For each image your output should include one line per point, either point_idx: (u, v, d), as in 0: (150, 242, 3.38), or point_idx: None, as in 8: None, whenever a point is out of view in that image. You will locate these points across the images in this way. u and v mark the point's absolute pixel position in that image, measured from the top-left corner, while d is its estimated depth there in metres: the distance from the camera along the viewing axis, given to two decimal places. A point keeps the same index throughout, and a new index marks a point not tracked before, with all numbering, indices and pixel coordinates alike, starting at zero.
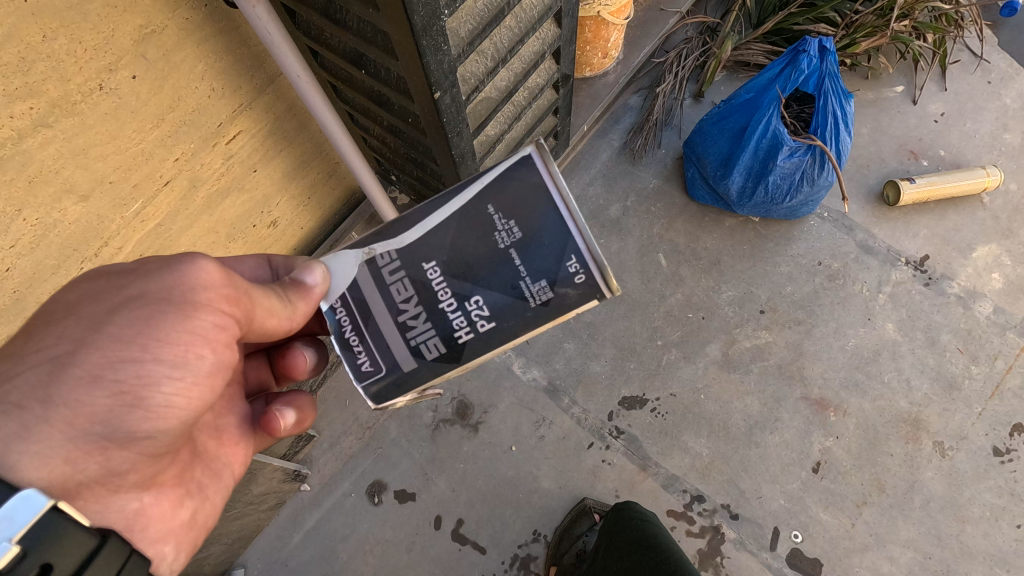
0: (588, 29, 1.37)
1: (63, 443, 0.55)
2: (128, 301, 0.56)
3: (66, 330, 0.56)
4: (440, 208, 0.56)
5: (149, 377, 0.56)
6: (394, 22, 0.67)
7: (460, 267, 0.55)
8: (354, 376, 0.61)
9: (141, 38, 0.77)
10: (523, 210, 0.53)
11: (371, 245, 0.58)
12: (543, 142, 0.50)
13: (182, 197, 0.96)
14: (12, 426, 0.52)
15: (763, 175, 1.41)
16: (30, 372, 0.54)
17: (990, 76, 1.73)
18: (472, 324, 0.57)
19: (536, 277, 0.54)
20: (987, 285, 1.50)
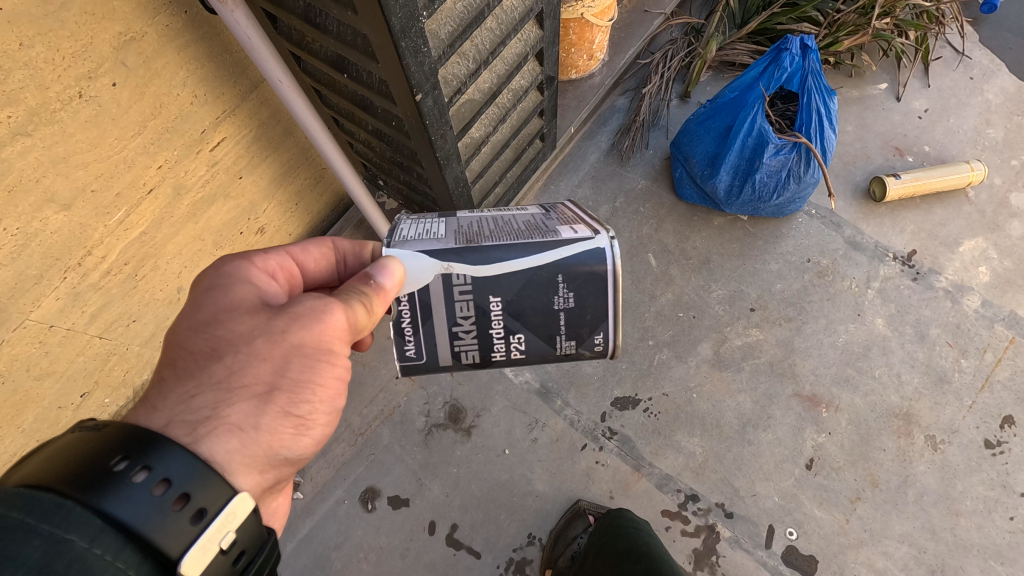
0: (573, 31, 1.38)
1: (264, 460, 0.58)
2: (303, 349, 0.60)
3: (253, 366, 0.58)
4: (519, 258, 0.66)
5: (316, 414, 0.62)
6: (373, 26, 0.67)
7: (518, 311, 0.68)
8: (397, 357, 0.70)
9: (120, 45, 0.77)
10: (581, 288, 0.68)
11: (451, 263, 0.65)
12: (618, 250, 0.65)
13: (166, 205, 0.96)
14: (233, 444, 0.56)
15: (749, 173, 1.42)
16: (236, 401, 0.57)
17: (972, 72, 1.74)
18: (509, 351, 0.71)
19: (569, 336, 0.71)
20: (975, 279, 1.51)
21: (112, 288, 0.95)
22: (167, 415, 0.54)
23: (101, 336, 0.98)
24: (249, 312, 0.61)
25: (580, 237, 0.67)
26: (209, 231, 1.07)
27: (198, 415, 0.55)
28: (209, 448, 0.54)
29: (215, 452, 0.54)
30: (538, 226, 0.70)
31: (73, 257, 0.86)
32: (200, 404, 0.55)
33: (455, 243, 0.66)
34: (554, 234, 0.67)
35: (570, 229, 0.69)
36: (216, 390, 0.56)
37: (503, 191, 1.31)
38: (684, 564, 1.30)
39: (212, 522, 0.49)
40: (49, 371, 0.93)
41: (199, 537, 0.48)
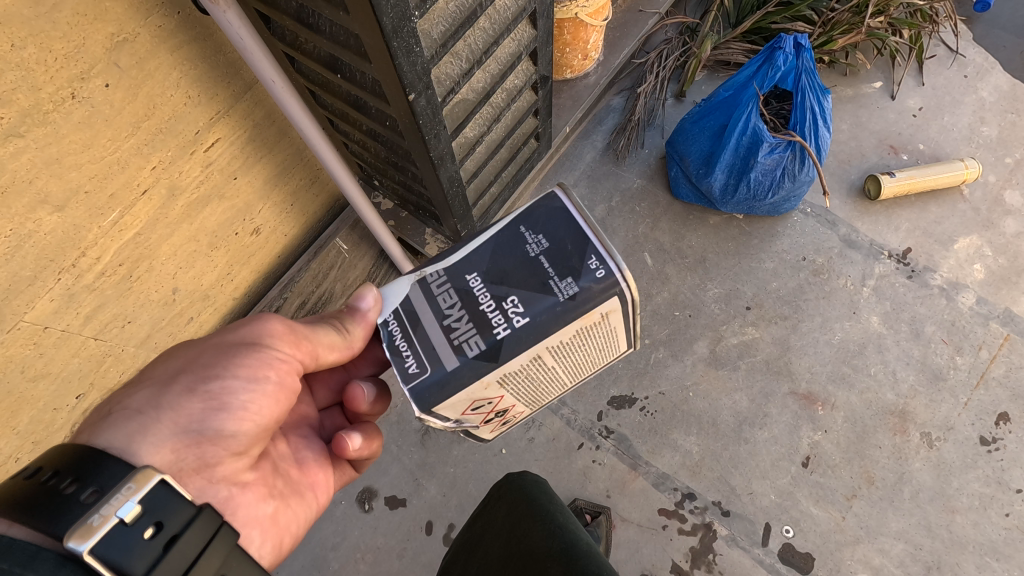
0: (567, 31, 1.38)
1: (170, 437, 0.62)
2: (219, 341, 0.69)
3: (167, 364, 0.68)
4: (479, 232, 0.63)
5: (229, 392, 0.65)
6: (364, 26, 0.67)
7: (498, 273, 0.60)
8: (400, 379, 0.59)
9: (113, 46, 0.77)
10: (549, 222, 0.59)
11: (421, 267, 0.64)
12: (562, 180, 0.60)
13: (161, 206, 0.96)
14: (132, 426, 0.60)
15: (744, 172, 1.42)
16: (142, 391, 0.64)
17: (966, 70, 1.75)
18: (511, 322, 0.58)
19: (562, 274, 0.57)
20: (969, 276, 1.51)
21: (107, 289, 0.95)
22: (79, 429, 0.60)
23: (96, 337, 0.98)
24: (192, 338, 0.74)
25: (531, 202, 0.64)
26: (204, 232, 1.07)
27: (103, 411, 0.62)
28: (105, 433, 0.58)
29: (112, 438, 0.58)
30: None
31: (68, 258, 0.86)
32: (107, 403, 0.63)
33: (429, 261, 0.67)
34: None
35: None
36: (128, 390, 0.65)
37: (498, 191, 1.32)
38: (681, 562, 1.30)
39: (109, 495, 0.50)
40: (44, 373, 0.93)
41: (92, 510, 0.48)
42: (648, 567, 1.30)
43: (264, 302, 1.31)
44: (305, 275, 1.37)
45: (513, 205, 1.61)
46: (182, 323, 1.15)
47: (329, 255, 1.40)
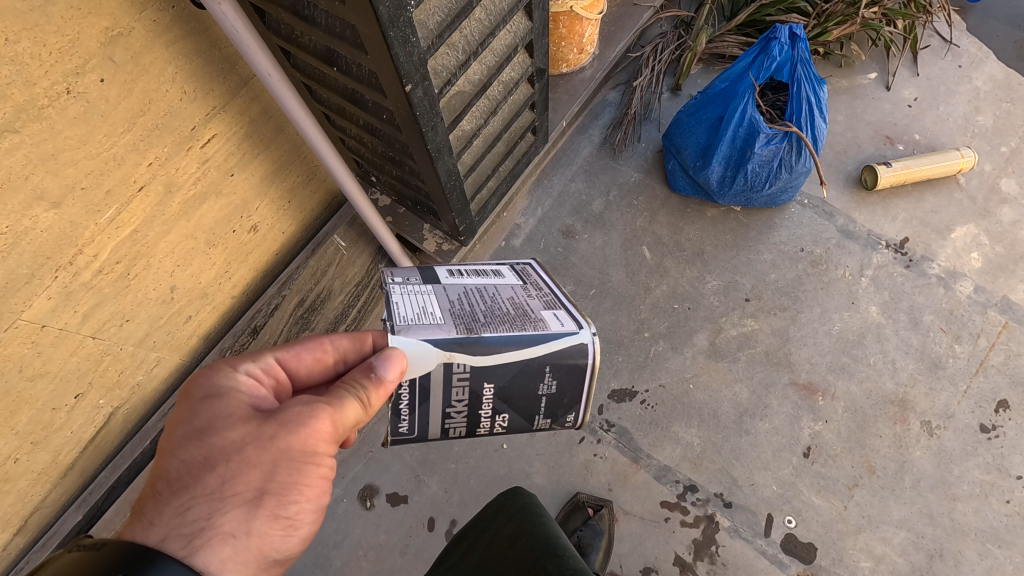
0: (562, 25, 1.38)
1: (252, 562, 0.58)
2: (291, 454, 0.60)
3: (244, 473, 0.58)
4: (516, 349, 0.65)
5: (305, 514, 0.62)
6: (360, 16, 0.67)
7: (508, 396, 0.69)
8: (389, 434, 0.68)
9: (107, 41, 0.77)
10: (567, 375, 0.70)
11: (452, 352, 0.63)
12: (600, 342, 0.68)
13: (158, 203, 0.96)
14: (226, 554, 0.56)
15: (741, 163, 1.42)
16: (227, 511, 0.57)
17: (960, 60, 1.76)
18: (492, 427, 0.73)
19: (546, 415, 0.73)
20: (967, 265, 1.51)
21: (105, 287, 0.94)
22: (158, 537, 0.54)
23: (94, 336, 0.97)
24: (241, 418, 0.61)
25: (564, 330, 0.68)
26: (202, 229, 1.07)
27: (193, 527, 0.55)
28: (203, 559, 0.55)
29: (209, 561, 0.55)
30: (525, 311, 0.71)
31: (65, 256, 0.86)
32: (189, 519, 0.55)
33: (455, 331, 0.65)
34: (542, 325, 0.68)
35: (556, 319, 0.70)
36: (208, 501, 0.57)
37: (496, 185, 1.31)
38: (684, 555, 1.29)
39: None
40: (42, 372, 0.92)
41: None
42: (651, 560, 1.30)
43: (263, 300, 1.31)
44: (303, 272, 1.37)
45: (511, 200, 1.61)
46: (180, 322, 1.15)
47: (327, 251, 1.41)
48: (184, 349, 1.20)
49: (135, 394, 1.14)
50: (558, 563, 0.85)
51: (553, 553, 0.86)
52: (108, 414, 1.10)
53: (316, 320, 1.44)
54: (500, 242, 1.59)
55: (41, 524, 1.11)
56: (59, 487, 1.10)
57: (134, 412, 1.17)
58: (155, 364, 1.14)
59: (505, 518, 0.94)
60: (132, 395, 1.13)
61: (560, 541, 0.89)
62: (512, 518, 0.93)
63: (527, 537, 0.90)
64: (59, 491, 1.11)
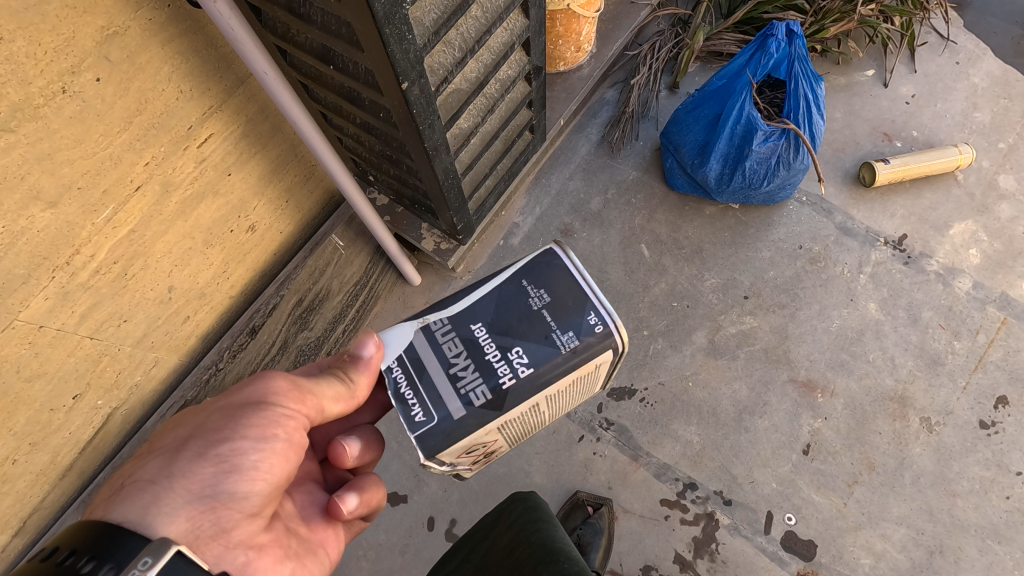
0: (560, 23, 1.38)
1: (183, 505, 0.61)
2: (229, 404, 0.68)
3: (182, 428, 0.68)
4: (482, 286, 0.67)
5: (241, 454, 0.65)
6: (355, 13, 0.67)
7: (503, 325, 0.65)
8: (405, 425, 0.62)
9: (102, 39, 0.77)
10: (550, 278, 0.66)
11: (426, 315, 0.67)
12: (559, 238, 0.67)
13: (155, 203, 0.96)
14: (147, 497, 0.60)
15: (739, 161, 1.42)
16: (155, 460, 0.65)
17: (957, 57, 1.76)
18: (516, 372, 0.63)
19: (563, 329, 0.64)
20: (965, 261, 1.51)
21: (102, 287, 0.94)
22: (98, 502, 0.61)
23: (92, 337, 0.97)
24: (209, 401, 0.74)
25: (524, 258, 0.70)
26: (199, 229, 1.07)
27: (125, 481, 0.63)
28: (119, 511, 0.58)
29: (127, 511, 0.58)
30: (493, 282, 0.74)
31: (61, 256, 0.86)
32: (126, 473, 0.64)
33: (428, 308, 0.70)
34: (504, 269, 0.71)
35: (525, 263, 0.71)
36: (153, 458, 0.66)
37: (494, 183, 1.31)
38: (684, 553, 1.29)
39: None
40: (40, 372, 0.91)
41: None
42: (651, 558, 1.29)
43: (261, 300, 1.31)
44: (302, 271, 1.36)
45: (509, 199, 1.61)
46: (178, 322, 1.15)
47: (325, 251, 1.40)
48: (182, 350, 1.20)
49: (133, 395, 1.14)
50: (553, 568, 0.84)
51: (549, 559, 0.86)
52: (106, 415, 1.10)
53: (314, 320, 1.44)
54: (498, 241, 1.59)
55: (40, 525, 1.10)
56: (58, 489, 1.09)
57: (133, 413, 1.17)
58: (153, 364, 1.14)
59: (504, 528, 0.95)
60: (130, 395, 1.13)
61: (558, 546, 0.89)
62: (511, 527, 0.94)
63: (525, 544, 0.89)
64: (58, 493, 1.09)
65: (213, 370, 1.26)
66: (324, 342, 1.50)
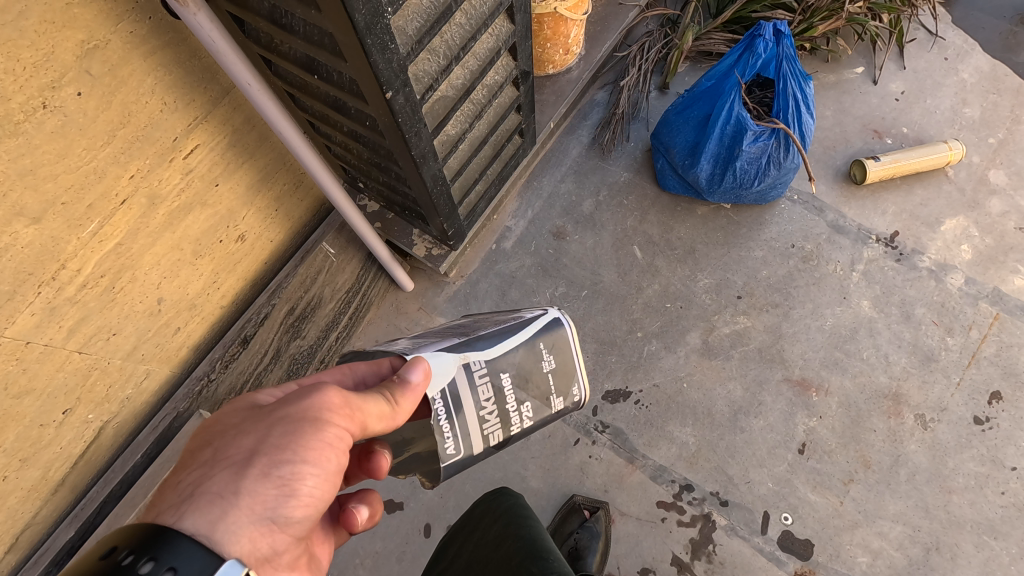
0: (547, 26, 1.38)
1: (247, 526, 0.53)
2: (289, 418, 0.59)
3: (241, 439, 0.58)
4: (512, 338, 0.74)
5: (302, 477, 0.57)
6: (337, 24, 0.66)
7: (523, 380, 0.74)
8: (439, 456, 0.69)
9: (83, 53, 0.76)
10: (560, 349, 0.77)
11: (465, 354, 0.71)
12: (568, 310, 0.77)
13: (141, 215, 0.95)
14: (214, 513, 0.52)
15: (730, 161, 1.42)
16: (216, 473, 0.55)
17: (946, 53, 1.76)
18: (524, 422, 0.76)
19: (560, 392, 0.77)
20: (957, 257, 1.52)
21: (90, 301, 0.93)
22: (160, 509, 0.52)
23: (81, 351, 0.96)
24: (248, 407, 0.64)
25: (537, 313, 0.77)
26: (187, 240, 1.06)
27: (183, 494, 0.54)
28: (190, 522, 0.50)
29: (197, 524, 0.50)
30: (503, 317, 0.79)
31: (47, 271, 0.85)
32: (185, 483, 0.55)
33: (457, 340, 0.73)
34: (520, 316, 0.77)
35: (528, 311, 0.79)
36: (202, 468, 0.56)
37: (484, 188, 1.31)
38: (681, 554, 1.29)
39: None
40: (28, 389, 0.90)
41: None
42: (649, 561, 1.29)
43: (252, 309, 1.30)
44: (292, 280, 1.36)
45: (500, 203, 1.61)
46: (169, 334, 1.14)
47: (316, 258, 1.40)
48: (173, 361, 1.19)
49: (125, 408, 1.13)
50: (541, 565, 0.83)
51: (537, 554, 0.86)
52: (98, 429, 1.09)
53: (307, 328, 1.43)
54: (490, 245, 1.58)
55: (32, 541, 1.07)
56: (50, 504, 1.07)
57: (124, 426, 1.16)
58: (144, 376, 1.14)
59: (492, 520, 0.95)
60: (122, 408, 1.13)
61: (546, 542, 0.89)
62: (499, 520, 0.94)
63: (513, 538, 0.89)
64: (50, 507, 1.08)
65: (205, 381, 1.25)
66: (317, 350, 1.49)
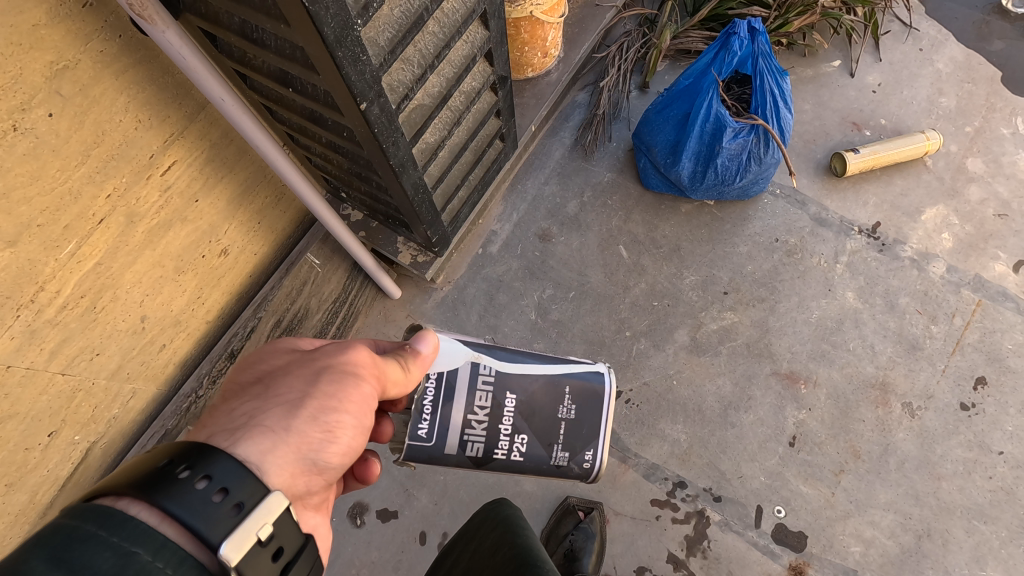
0: (524, 30, 1.38)
1: (292, 460, 0.57)
2: (333, 369, 0.64)
3: (291, 381, 0.62)
4: (540, 367, 0.79)
5: (344, 427, 0.62)
6: (306, 38, 0.66)
7: (529, 411, 0.79)
8: (409, 432, 0.75)
9: (53, 74, 0.76)
10: (585, 402, 0.80)
11: (482, 355, 0.78)
12: (613, 373, 0.81)
13: (120, 234, 0.94)
14: (266, 444, 0.56)
15: (710, 158, 1.43)
16: (269, 408, 0.59)
17: (921, 44, 1.78)
18: (511, 453, 0.79)
19: (564, 446, 0.80)
20: (938, 246, 1.53)
21: (71, 322, 0.93)
22: (213, 430, 0.57)
23: (64, 372, 0.95)
24: (291, 353, 0.69)
25: (581, 361, 0.82)
26: (169, 256, 1.05)
27: (237, 422, 0.57)
28: (243, 448, 0.54)
29: (249, 451, 0.54)
30: (549, 348, 0.85)
31: (25, 294, 0.84)
32: (241, 412, 0.59)
33: (483, 342, 0.79)
34: (563, 355, 0.83)
35: (575, 356, 0.84)
36: (255, 403, 0.60)
37: (467, 194, 1.31)
38: (676, 552, 1.29)
39: (249, 515, 0.47)
40: (11, 413, 0.89)
41: (237, 526, 0.46)
42: (645, 559, 1.30)
43: (238, 323, 1.29)
44: (278, 292, 1.35)
45: (485, 207, 1.61)
46: (154, 351, 1.13)
47: (302, 270, 1.39)
48: (159, 379, 1.18)
49: (112, 428, 1.12)
50: (533, 570, 0.80)
51: (532, 561, 0.82)
52: (85, 450, 1.08)
53: None
54: (477, 250, 1.58)
55: None
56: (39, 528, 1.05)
57: (113, 445, 1.15)
58: (131, 395, 1.13)
59: (490, 528, 0.92)
60: (110, 428, 1.11)
61: (538, 553, 0.85)
62: (496, 529, 0.91)
63: (511, 544, 0.86)
64: None
65: (192, 399, 1.25)
66: None
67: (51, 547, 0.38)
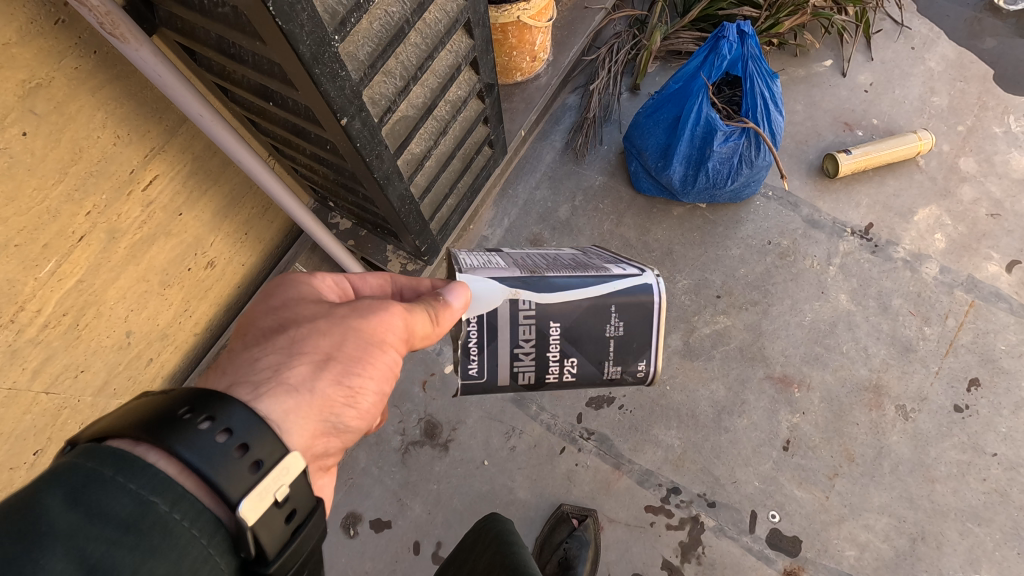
0: (512, 34, 1.37)
1: (313, 421, 0.59)
2: (357, 330, 0.65)
3: (317, 336, 0.63)
4: (580, 290, 0.79)
5: (365, 391, 0.64)
6: (282, 56, 0.65)
7: (575, 335, 0.80)
8: (460, 373, 0.78)
9: (26, 93, 0.74)
10: (632, 316, 0.81)
11: (520, 291, 0.77)
12: (660, 283, 0.81)
13: (102, 250, 0.93)
14: (290, 403, 0.58)
15: (702, 162, 1.41)
16: (293, 363, 0.60)
17: (913, 42, 1.77)
18: (562, 374, 0.82)
19: (615, 359, 0.83)
20: (931, 246, 1.53)
21: (54, 340, 0.91)
22: (240, 380, 0.58)
23: (48, 391, 0.94)
24: (316, 301, 0.69)
25: (627, 274, 0.82)
26: (154, 271, 1.04)
27: (263, 374, 0.59)
28: (266, 405, 0.56)
29: (272, 410, 0.57)
30: (591, 264, 0.85)
31: (5, 314, 0.83)
32: (267, 363, 0.60)
33: (521, 275, 0.79)
34: (604, 270, 0.82)
35: (619, 268, 0.84)
36: (279, 354, 0.61)
37: (456, 201, 1.30)
38: (671, 558, 1.29)
39: (265, 476, 0.48)
40: None
41: (253, 487, 0.47)
42: (639, 566, 1.29)
43: (226, 335, 1.28)
44: None
45: (476, 212, 1.60)
46: (141, 366, 1.12)
47: None
48: (148, 393, 1.17)
49: None
50: None
51: None
52: None
53: None
54: None
55: None
56: None
57: None
58: None
59: (482, 549, 0.92)
60: None
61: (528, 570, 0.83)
62: (489, 548, 0.90)
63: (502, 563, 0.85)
64: None
65: None
66: None
67: (68, 486, 0.42)
